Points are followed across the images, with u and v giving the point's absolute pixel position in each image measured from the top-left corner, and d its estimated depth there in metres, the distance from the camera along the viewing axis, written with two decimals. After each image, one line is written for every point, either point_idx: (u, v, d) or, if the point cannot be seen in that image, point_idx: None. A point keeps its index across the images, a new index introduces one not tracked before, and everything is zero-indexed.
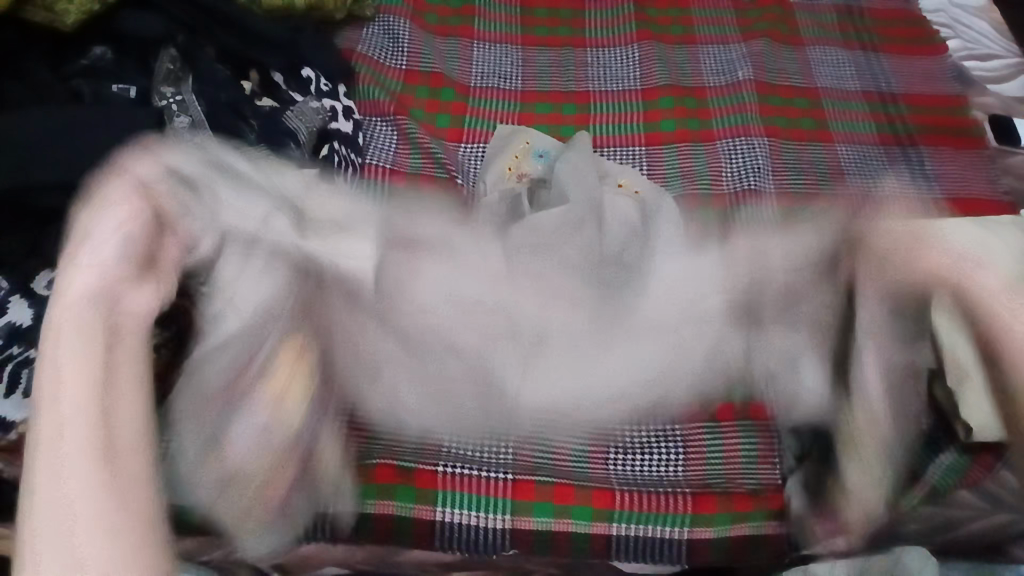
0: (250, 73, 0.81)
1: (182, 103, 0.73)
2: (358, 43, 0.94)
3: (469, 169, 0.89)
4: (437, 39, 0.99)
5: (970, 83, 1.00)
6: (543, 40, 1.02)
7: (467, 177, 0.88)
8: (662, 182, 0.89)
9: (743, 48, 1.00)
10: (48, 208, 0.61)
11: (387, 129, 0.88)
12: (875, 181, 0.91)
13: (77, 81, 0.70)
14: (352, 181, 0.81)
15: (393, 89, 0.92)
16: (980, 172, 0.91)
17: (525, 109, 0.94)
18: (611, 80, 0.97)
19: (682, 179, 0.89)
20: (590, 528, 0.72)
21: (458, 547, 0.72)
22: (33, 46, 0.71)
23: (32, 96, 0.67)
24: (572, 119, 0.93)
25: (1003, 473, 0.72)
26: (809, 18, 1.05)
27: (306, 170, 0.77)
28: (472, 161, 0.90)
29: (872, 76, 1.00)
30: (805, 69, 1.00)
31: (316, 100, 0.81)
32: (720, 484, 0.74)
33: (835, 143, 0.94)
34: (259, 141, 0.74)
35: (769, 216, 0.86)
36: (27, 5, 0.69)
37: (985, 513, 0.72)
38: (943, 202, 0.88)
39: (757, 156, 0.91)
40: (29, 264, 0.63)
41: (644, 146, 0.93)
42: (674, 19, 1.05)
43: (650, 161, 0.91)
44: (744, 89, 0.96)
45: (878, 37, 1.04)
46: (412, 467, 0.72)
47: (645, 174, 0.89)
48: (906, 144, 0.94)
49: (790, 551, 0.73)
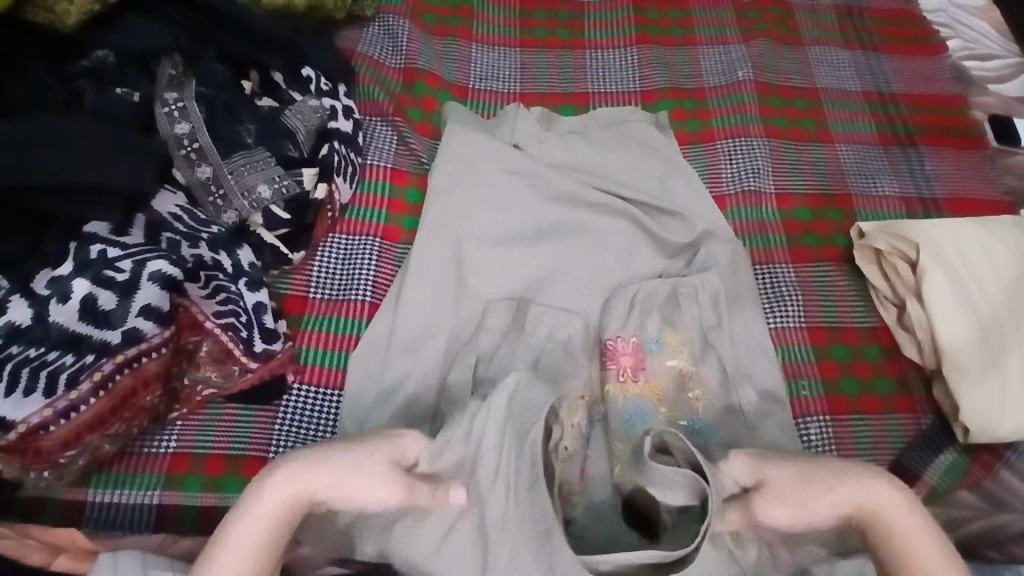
0: (250, 73, 0.82)
1: (200, 151, 0.73)
2: (358, 43, 0.94)
3: (375, 158, 0.87)
4: (436, 39, 0.99)
5: (969, 82, 0.99)
6: (543, 41, 1.00)
7: (382, 159, 0.87)
8: (722, 188, 0.89)
9: (744, 49, 1.00)
10: (45, 210, 0.61)
11: (385, 129, 0.89)
12: (875, 181, 0.91)
13: (80, 83, 0.69)
14: (351, 180, 0.83)
15: (393, 89, 0.92)
16: (979, 173, 0.91)
17: (481, 107, 0.94)
18: (556, 77, 0.97)
19: (711, 181, 0.89)
20: None
21: None
22: (31, 46, 0.69)
23: (33, 96, 0.64)
24: (572, 98, 0.95)
25: (1001, 473, 0.72)
26: (810, 18, 1.05)
27: (306, 171, 0.78)
28: (380, 151, 0.87)
29: (872, 76, 1.00)
30: (805, 70, 1.00)
31: (315, 100, 0.82)
32: None
33: (836, 143, 0.94)
34: (260, 183, 0.74)
35: (765, 216, 0.87)
36: (27, 5, 0.66)
37: (984, 512, 0.69)
38: (940, 203, 0.89)
39: (756, 157, 0.91)
40: (29, 263, 0.61)
41: (700, 144, 0.92)
42: (674, 19, 1.03)
43: (709, 162, 0.91)
44: (744, 90, 0.96)
45: (877, 37, 1.04)
46: None
47: (728, 184, 0.89)
48: (906, 144, 0.94)
49: None
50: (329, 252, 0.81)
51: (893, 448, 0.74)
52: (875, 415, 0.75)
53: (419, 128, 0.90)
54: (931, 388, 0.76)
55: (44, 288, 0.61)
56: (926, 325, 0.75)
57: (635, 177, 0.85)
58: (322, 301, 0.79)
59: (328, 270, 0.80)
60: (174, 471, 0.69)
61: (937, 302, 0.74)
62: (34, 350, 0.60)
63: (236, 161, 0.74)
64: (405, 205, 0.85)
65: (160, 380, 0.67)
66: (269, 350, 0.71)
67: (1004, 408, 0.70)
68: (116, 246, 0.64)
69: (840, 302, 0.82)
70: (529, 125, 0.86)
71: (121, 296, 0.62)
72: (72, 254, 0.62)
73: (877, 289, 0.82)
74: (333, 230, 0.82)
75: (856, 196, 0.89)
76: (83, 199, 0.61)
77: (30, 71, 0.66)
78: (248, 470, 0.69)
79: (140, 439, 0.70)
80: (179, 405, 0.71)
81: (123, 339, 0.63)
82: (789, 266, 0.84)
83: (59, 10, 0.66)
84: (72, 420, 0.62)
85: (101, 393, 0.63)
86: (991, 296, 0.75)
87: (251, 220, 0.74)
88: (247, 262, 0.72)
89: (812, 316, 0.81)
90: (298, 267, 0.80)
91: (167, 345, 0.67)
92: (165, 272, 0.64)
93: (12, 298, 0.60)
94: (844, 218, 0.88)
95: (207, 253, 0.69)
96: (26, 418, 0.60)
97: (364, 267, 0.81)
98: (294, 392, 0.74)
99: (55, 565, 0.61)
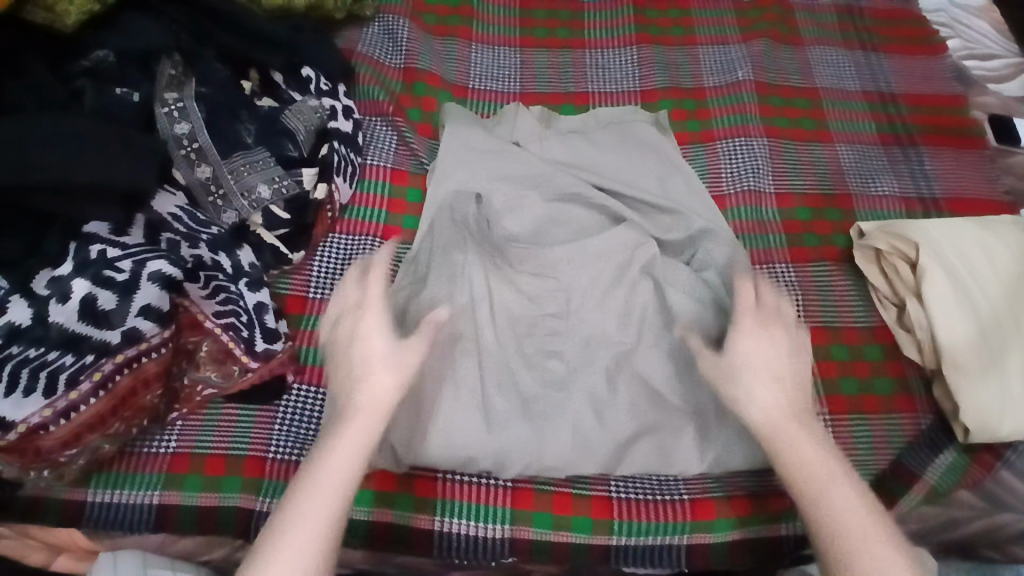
0: (250, 73, 0.82)
1: (199, 151, 0.73)
2: (358, 43, 0.94)
3: (374, 158, 0.87)
4: (436, 39, 0.99)
5: (970, 82, 0.99)
6: (543, 40, 1.00)
7: (382, 159, 0.87)
8: (722, 188, 0.89)
9: (744, 48, 1.00)
10: (46, 210, 0.61)
11: (385, 129, 0.89)
12: (875, 181, 0.91)
13: (80, 82, 0.69)
14: (351, 180, 0.83)
15: (393, 89, 0.92)
16: (979, 172, 0.91)
17: (481, 107, 0.94)
18: (557, 77, 0.97)
19: (710, 181, 0.89)
20: (590, 539, 0.69)
21: (457, 557, 0.68)
22: (31, 45, 0.69)
23: (33, 96, 0.64)
24: (572, 98, 0.95)
25: (1001, 473, 0.72)
26: (810, 18, 1.05)
27: (306, 171, 0.78)
28: (379, 151, 0.87)
29: (872, 76, 1.00)
30: (805, 70, 1.00)
31: (315, 100, 0.82)
32: (720, 489, 0.71)
33: (835, 143, 0.94)
34: (259, 182, 0.75)
35: (765, 216, 0.87)
36: (27, 5, 0.66)
37: (984, 512, 0.71)
38: (941, 203, 0.89)
39: (756, 157, 0.91)
40: (29, 263, 0.61)
41: (700, 144, 0.92)
42: (675, 19, 1.03)
43: (709, 162, 0.91)
44: (743, 90, 0.96)
45: (877, 37, 1.04)
46: (411, 475, 0.70)
47: (728, 184, 0.89)
48: (906, 144, 0.94)
49: (790, 553, 0.69)
50: (329, 252, 0.81)
51: (893, 448, 0.74)
52: (875, 415, 0.75)
53: (419, 128, 0.90)
54: (932, 389, 0.76)
55: (44, 288, 0.61)
56: (925, 325, 0.75)
57: (634, 177, 0.84)
58: (322, 301, 0.79)
59: (328, 269, 0.80)
60: (174, 470, 0.69)
61: (937, 303, 0.74)
62: (33, 350, 0.60)
63: (236, 161, 0.75)
64: (404, 205, 0.85)
65: (160, 380, 0.67)
66: (270, 350, 0.71)
67: (1005, 408, 0.70)
68: (116, 246, 0.64)
69: (840, 302, 0.82)
70: (528, 126, 0.87)
71: (121, 296, 0.62)
72: (72, 254, 0.62)
73: (877, 289, 0.82)
74: (333, 230, 0.82)
75: (856, 196, 0.89)
76: (82, 199, 0.61)
77: (30, 71, 0.66)
78: (249, 470, 0.69)
79: (140, 439, 0.70)
80: (178, 405, 0.71)
81: (123, 338, 0.63)
82: (789, 266, 0.84)
83: (59, 10, 0.66)
84: (73, 419, 0.61)
85: (101, 393, 0.63)
86: (992, 296, 0.75)
87: (251, 220, 0.75)
88: (247, 263, 0.72)
89: (812, 315, 0.81)
90: (298, 267, 0.80)
91: (167, 345, 0.67)
92: (164, 272, 0.63)
93: (11, 298, 0.61)
94: (844, 218, 0.88)
95: (206, 253, 0.68)
96: (26, 418, 0.60)
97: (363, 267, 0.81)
98: (294, 392, 0.74)
99: (56, 564, 0.68)
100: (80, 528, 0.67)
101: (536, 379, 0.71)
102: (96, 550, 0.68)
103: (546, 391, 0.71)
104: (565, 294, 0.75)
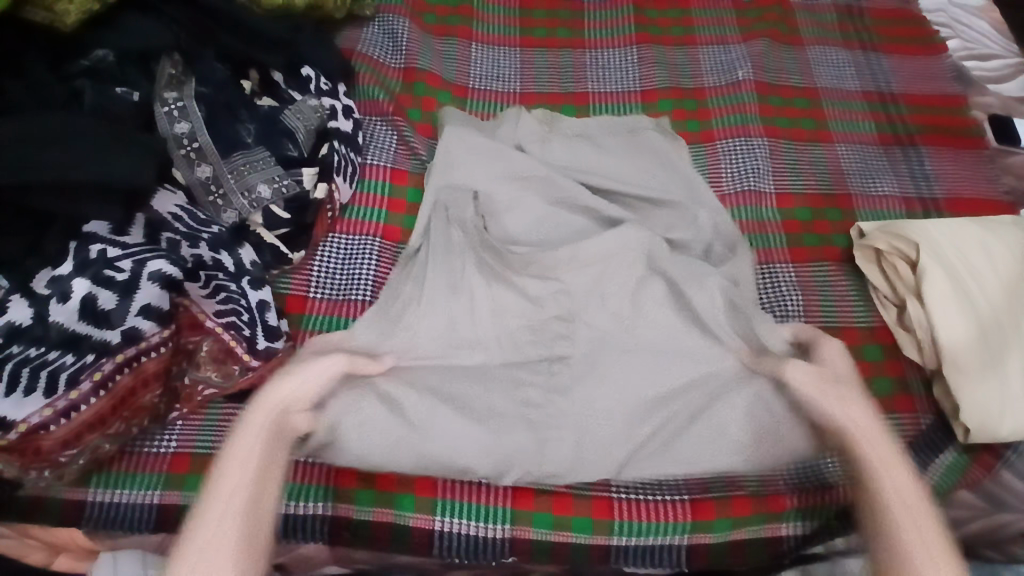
0: (250, 73, 0.82)
1: (199, 151, 0.73)
2: (358, 43, 0.94)
3: (374, 157, 0.87)
4: (436, 39, 0.99)
5: (969, 82, 0.99)
6: (543, 40, 1.00)
7: (381, 159, 0.87)
8: (722, 188, 0.89)
9: (744, 48, 1.00)
10: (46, 210, 0.61)
11: (385, 129, 0.89)
12: (874, 181, 0.91)
13: (80, 81, 0.69)
14: (351, 180, 0.83)
15: (394, 89, 0.92)
16: (979, 172, 0.91)
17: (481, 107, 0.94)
18: (556, 76, 0.97)
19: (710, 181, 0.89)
20: (590, 539, 0.69)
21: (457, 556, 0.69)
22: (31, 44, 0.69)
23: (33, 95, 0.64)
24: (572, 98, 0.95)
25: (1001, 474, 0.72)
26: (810, 18, 1.05)
27: (306, 171, 0.77)
28: (378, 150, 0.87)
29: (872, 76, 1.00)
30: (805, 70, 1.00)
31: (315, 99, 0.82)
32: (720, 489, 0.71)
33: (835, 143, 0.94)
34: (258, 181, 0.74)
35: (765, 216, 0.87)
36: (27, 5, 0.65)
37: (983, 512, 0.71)
38: (940, 203, 0.89)
39: (756, 157, 0.91)
40: (28, 263, 0.61)
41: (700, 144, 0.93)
42: (674, 19, 1.03)
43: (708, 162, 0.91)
44: (743, 89, 0.96)
45: (877, 37, 1.04)
46: (411, 475, 0.70)
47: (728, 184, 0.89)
48: (906, 144, 0.94)
49: (790, 553, 0.69)
50: (329, 252, 0.81)
51: None
52: None
53: (419, 128, 0.90)
54: (932, 389, 0.76)
55: (44, 288, 0.61)
56: (926, 325, 0.75)
57: (634, 176, 0.85)
58: (321, 300, 0.79)
59: (328, 269, 0.80)
60: (174, 470, 0.69)
61: (937, 303, 0.74)
62: (34, 350, 0.60)
63: (236, 161, 0.74)
64: (404, 204, 0.85)
65: (160, 380, 0.67)
66: (271, 349, 0.71)
67: (1005, 408, 0.70)
68: (116, 246, 0.64)
69: (840, 302, 0.82)
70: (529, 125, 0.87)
71: (121, 295, 0.62)
72: (72, 253, 0.62)
73: (877, 289, 0.82)
74: (333, 230, 0.82)
75: (855, 196, 0.89)
76: (82, 198, 0.61)
77: (30, 70, 0.66)
78: None
79: (140, 438, 0.70)
80: (179, 405, 0.71)
81: (123, 338, 0.63)
82: (789, 265, 0.84)
83: (58, 10, 0.66)
84: (73, 419, 0.61)
85: (101, 393, 0.62)
86: (992, 296, 0.75)
87: (251, 219, 0.74)
88: (247, 262, 0.72)
89: (811, 315, 0.81)
90: (298, 267, 0.80)
91: (167, 345, 0.67)
92: (164, 272, 0.63)
93: (12, 298, 0.60)
94: (844, 218, 0.88)
95: (206, 253, 0.68)
96: (27, 418, 0.60)
97: (361, 267, 0.81)
98: None
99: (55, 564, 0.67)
100: (80, 528, 0.67)
101: (537, 379, 0.72)
102: (96, 550, 0.68)
103: (547, 391, 0.71)
104: (567, 295, 0.75)
